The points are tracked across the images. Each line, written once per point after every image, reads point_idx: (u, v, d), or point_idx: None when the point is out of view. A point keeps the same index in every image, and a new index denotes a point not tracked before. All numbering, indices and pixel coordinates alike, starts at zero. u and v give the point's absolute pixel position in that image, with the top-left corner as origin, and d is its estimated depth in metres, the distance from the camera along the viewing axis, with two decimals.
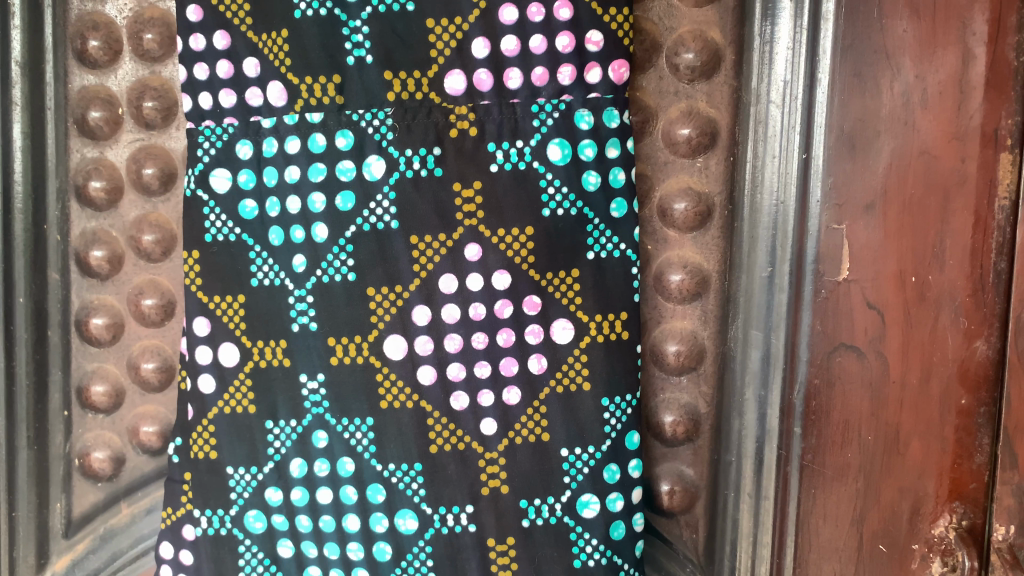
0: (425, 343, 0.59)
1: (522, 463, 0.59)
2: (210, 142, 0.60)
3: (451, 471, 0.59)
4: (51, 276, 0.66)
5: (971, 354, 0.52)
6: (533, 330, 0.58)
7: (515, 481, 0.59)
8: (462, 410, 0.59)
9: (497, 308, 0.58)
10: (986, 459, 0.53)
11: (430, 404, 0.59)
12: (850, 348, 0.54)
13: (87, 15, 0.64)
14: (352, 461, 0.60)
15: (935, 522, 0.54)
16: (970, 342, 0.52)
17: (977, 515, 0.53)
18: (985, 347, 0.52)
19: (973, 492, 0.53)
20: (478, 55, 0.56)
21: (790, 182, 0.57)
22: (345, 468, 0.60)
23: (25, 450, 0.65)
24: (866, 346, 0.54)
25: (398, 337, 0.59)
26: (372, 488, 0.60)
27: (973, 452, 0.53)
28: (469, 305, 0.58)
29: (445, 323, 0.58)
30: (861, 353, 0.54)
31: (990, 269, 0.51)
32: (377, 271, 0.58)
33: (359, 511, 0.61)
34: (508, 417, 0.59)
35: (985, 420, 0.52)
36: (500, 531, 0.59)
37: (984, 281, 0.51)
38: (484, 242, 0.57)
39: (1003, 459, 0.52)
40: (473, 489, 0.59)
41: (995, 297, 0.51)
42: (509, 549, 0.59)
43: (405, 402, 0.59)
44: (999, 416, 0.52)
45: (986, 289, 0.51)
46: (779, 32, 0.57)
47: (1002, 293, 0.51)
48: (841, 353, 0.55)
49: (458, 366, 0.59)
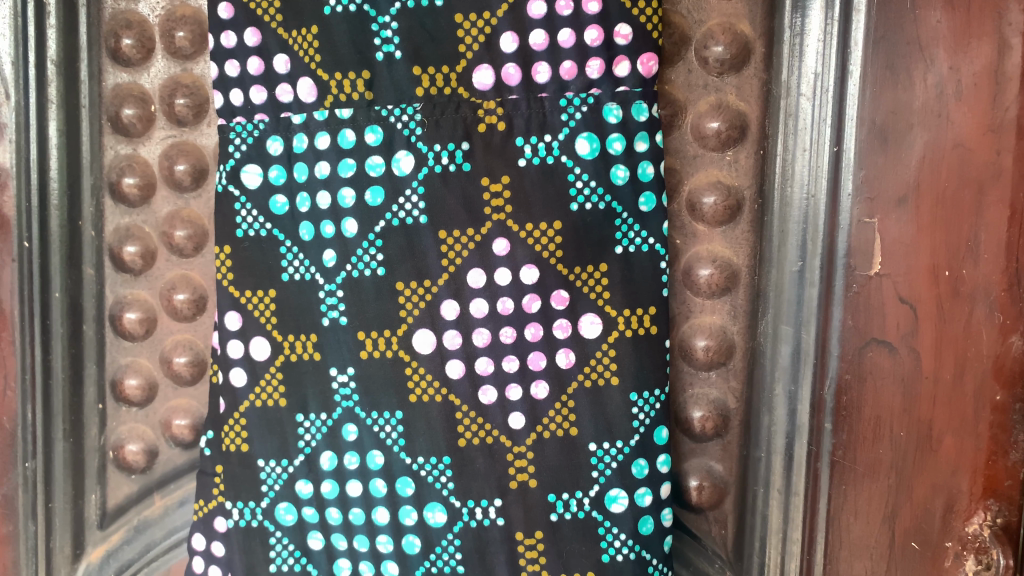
0: (453, 337, 0.59)
1: (550, 457, 0.59)
2: (241, 139, 0.60)
3: (480, 465, 0.59)
4: (86, 271, 0.67)
5: (1006, 350, 0.52)
6: (561, 325, 0.58)
7: (544, 475, 0.59)
8: (491, 404, 0.59)
9: (525, 303, 0.58)
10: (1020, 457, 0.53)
11: (458, 398, 0.59)
12: (882, 343, 0.55)
13: (121, 13, 0.65)
14: (381, 454, 0.61)
15: (969, 519, 0.54)
16: (1005, 338, 0.52)
17: (1012, 513, 0.54)
18: (1020, 342, 0.52)
19: (1008, 490, 0.54)
20: (507, 50, 0.56)
21: (821, 176, 0.56)
22: (374, 461, 0.61)
23: (60, 443, 0.67)
24: (898, 341, 0.54)
25: (426, 331, 0.59)
26: (401, 481, 0.61)
27: (1007, 449, 0.53)
28: (497, 299, 0.58)
29: (473, 317, 0.58)
30: (893, 348, 0.54)
31: None
32: (406, 266, 0.59)
33: (388, 505, 0.61)
34: (536, 412, 0.59)
35: (1020, 417, 0.53)
36: (528, 526, 0.59)
37: (1019, 276, 0.51)
38: (512, 237, 0.57)
39: None
40: (501, 483, 0.59)
41: None
42: (537, 543, 0.59)
43: (434, 396, 0.59)
44: None
45: (1021, 283, 0.52)
46: (810, 24, 0.56)
47: None
48: (872, 348, 0.55)
49: (486, 360, 0.59)
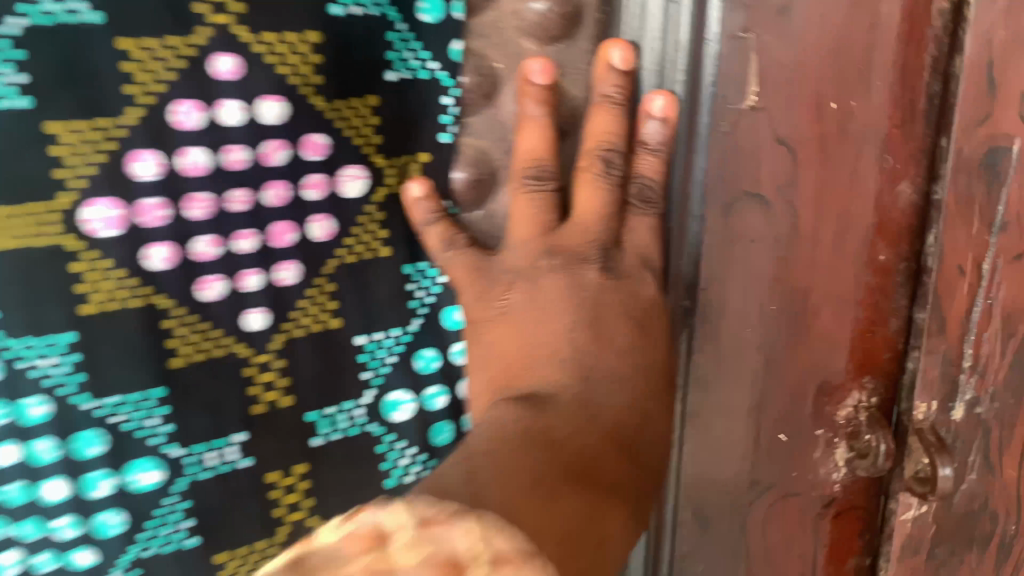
0: (151, 206, 0.38)
1: (305, 366, 0.44)
2: None
3: (206, 390, 0.42)
4: None
5: (894, 201, 0.39)
6: (314, 181, 0.42)
7: (301, 390, 0.44)
8: (219, 302, 0.41)
9: (262, 151, 0.40)
10: (901, 325, 0.42)
11: (165, 299, 0.39)
12: (753, 197, 0.43)
13: None
14: (45, 402, 0.38)
15: (841, 402, 0.43)
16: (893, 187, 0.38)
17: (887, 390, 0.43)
18: (909, 190, 0.39)
19: (886, 364, 0.42)
20: None
21: None
22: (31, 413, 0.38)
23: None
24: (772, 195, 0.42)
25: (104, 199, 0.37)
26: (81, 436, 0.39)
27: (887, 318, 0.41)
28: (220, 146, 0.39)
29: (183, 174, 0.38)
30: (766, 203, 0.42)
31: (922, 94, 0.37)
32: (63, 96, 0.35)
33: (65, 474, 0.40)
34: (283, 304, 0.43)
35: (903, 278, 0.40)
36: (283, 461, 0.45)
37: (914, 108, 0.37)
38: (243, 53, 0.38)
39: (930, 324, 0.41)
40: (244, 413, 0.43)
41: (925, 130, 0.38)
42: (298, 482, 0.46)
43: (126, 299, 0.38)
44: (919, 272, 0.40)
45: (915, 118, 0.37)
46: None
47: (932, 123, 0.38)
48: (742, 202, 0.43)
49: (208, 239, 0.40)
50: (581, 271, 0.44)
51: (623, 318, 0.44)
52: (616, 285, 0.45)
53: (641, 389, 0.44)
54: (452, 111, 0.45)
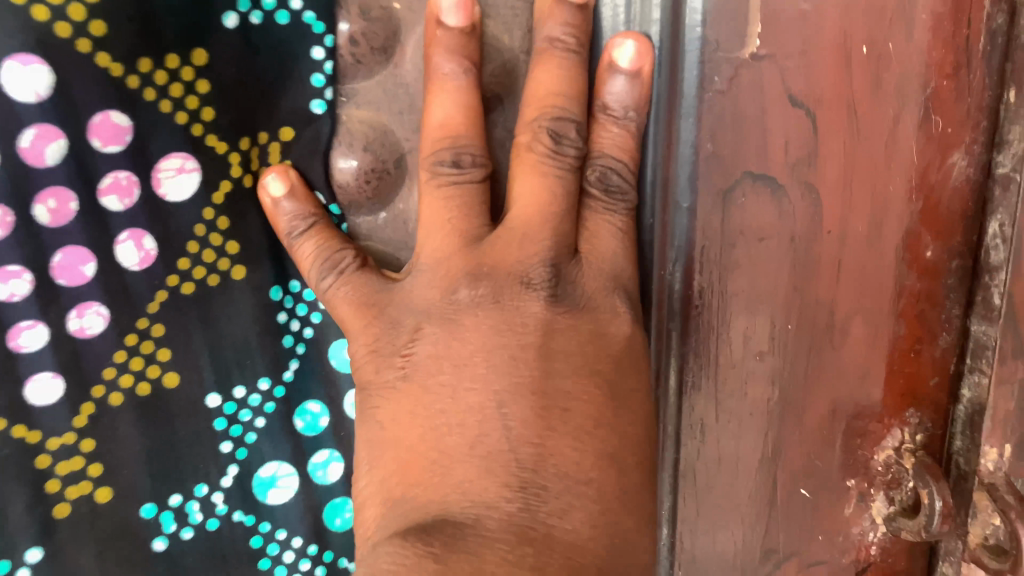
0: None
1: (130, 445, 0.33)
2: None
3: None
4: None
5: (939, 175, 0.32)
6: (115, 184, 0.29)
7: (130, 476, 0.33)
8: None
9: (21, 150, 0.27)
10: (952, 340, 0.35)
11: None
12: (760, 178, 0.31)
13: None
14: None
15: (878, 443, 0.36)
16: (942, 157, 0.32)
17: (938, 424, 0.36)
18: (963, 161, 0.32)
19: (933, 392, 0.36)
20: None
21: None
22: None
23: None
24: (788, 177, 0.31)
25: None
26: None
27: (936, 333, 0.35)
28: None
29: None
30: (777, 188, 0.31)
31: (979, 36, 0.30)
32: None
33: None
34: (85, 362, 0.31)
35: (954, 281, 0.34)
36: None
37: (968, 52, 0.31)
38: None
39: (977, 341, 0.35)
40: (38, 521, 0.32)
41: (973, 87, 0.31)
42: None
43: None
44: (976, 272, 0.34)
45: (970, 66, 0.31)
46: None
47: (993, 71, 0.31)
48: (743, 189, 0.31)
49: None
50: (520, 301, 0.30)
51: (576, 376, 0.30)
52: (577, 319, 0.31)
53: (607, 495, 0.28)
54: (328, 68, 0.32)
